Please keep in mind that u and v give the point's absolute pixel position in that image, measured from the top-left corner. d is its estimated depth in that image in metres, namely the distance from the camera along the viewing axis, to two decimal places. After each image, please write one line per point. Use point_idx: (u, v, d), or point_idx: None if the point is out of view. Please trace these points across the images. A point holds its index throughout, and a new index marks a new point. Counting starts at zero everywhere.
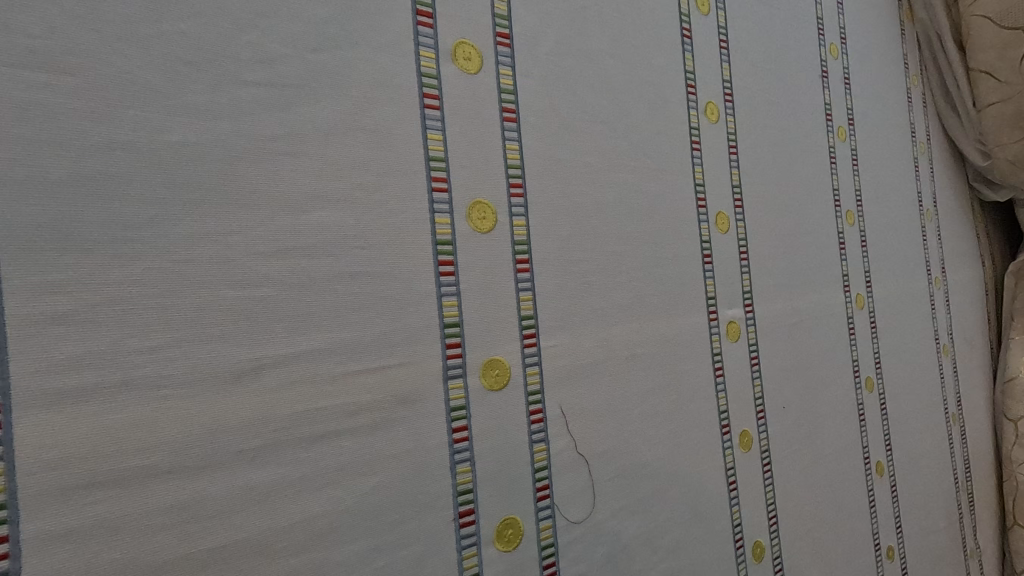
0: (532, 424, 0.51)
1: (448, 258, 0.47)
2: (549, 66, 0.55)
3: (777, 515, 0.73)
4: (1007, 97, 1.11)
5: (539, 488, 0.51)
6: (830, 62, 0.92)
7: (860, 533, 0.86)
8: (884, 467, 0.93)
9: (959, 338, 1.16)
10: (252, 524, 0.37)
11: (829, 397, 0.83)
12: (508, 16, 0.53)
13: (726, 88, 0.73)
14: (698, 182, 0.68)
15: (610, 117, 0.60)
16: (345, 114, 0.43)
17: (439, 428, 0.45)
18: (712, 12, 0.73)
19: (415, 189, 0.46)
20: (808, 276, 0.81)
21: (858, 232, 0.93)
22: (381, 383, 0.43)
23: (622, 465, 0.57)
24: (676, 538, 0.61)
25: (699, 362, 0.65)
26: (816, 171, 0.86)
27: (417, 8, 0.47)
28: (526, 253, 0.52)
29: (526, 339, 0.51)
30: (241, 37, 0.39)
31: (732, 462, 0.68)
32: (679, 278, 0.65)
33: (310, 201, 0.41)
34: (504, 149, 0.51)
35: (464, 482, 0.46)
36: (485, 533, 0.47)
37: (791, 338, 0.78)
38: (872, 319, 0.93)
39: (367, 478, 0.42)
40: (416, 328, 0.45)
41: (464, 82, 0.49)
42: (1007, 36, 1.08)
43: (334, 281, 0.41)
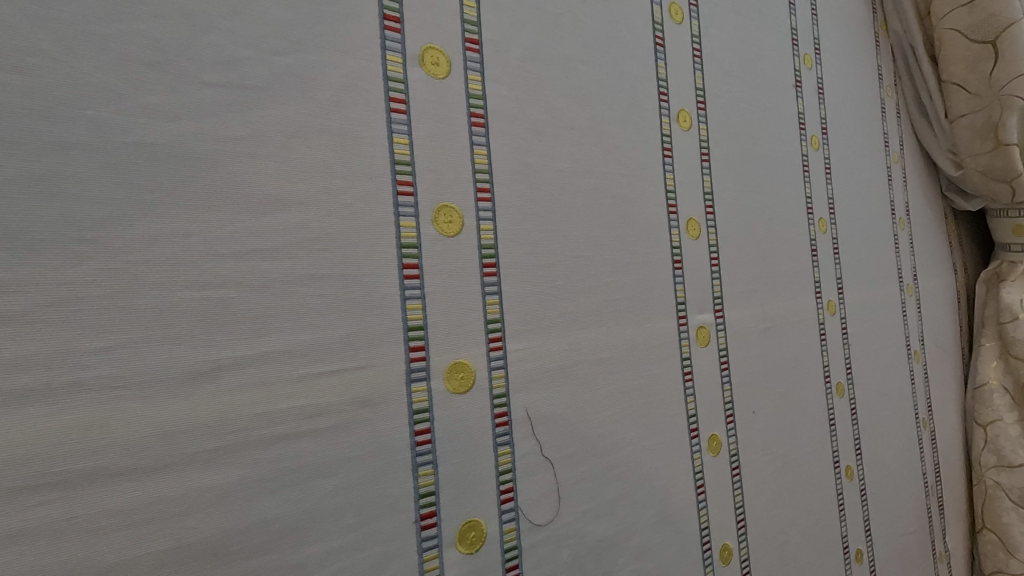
0: (496, 427, 0.51)
1: (413, 261, 0.47)
2: (519, 72, 0.56)
3: (745, 518, 0.74)
4: (978, 109, 1.13)
5: (503, 491, 0.51)
6: (804, 72, 0.94)
7: (829, 536, 0.87)
8: (854, 471, 0.94)
9: (930, 345, 1.18)
10: (206, 527, 0.37)
11: (799, 401, 0.84)
12: (477, 22, 0.53)
13: (699, 96, 0.74)
14: (669, 189, 0.69)
15: (580, 123, 0.61)
16: (309, 117, 0.43)
17: (401, 430, 0.45)
18: (685, 21, 0.74)
19: (381, 192, 0.46)
20: (779, 282, 0.83)
21: (831, 239, 0.95)
22: (342, 386, 0.43)
23: (589, 468, 0.58)
24: (642, 541, 0.62)
25: (667, 366, 0.66)
26: (789, 179, 0.87)
27: (384, 13, 0.47)
28: (493, 257, 0.52)
29: (491, 342, 0.51)
30: (201, 38, 0.39)
31: (700, 466, 0.69)
32: (649, 283, 0.65)
33: (273, 203, 0.41)
34: (472, 153, 0.52)
35: (426, 485, 0.47)
36: (447, 535, 0.47)
37: (761, 343, 0.79)
38: (844, 325, 0.95)
39: (327, 480, 0.42)
40: (379, 331, 0.45)
41: (432, 86, 0.49)
42: (978, 50, 1.10)
43: (296, 284, 0.42)
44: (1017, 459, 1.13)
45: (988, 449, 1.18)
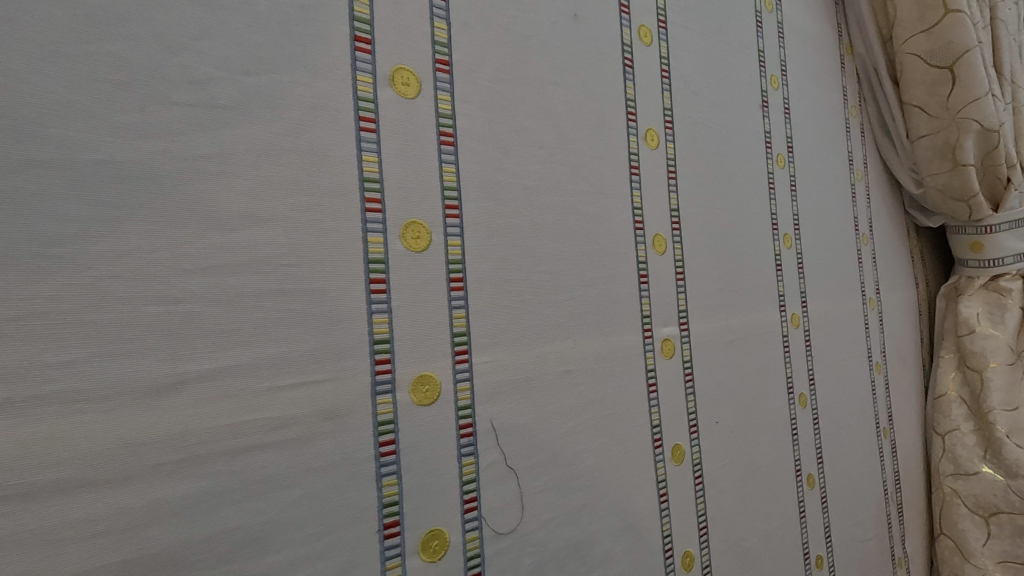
0: (461, 438, 0.52)
1: (380, 276, 0.48)
2: (488, 92, 0.57)
3: (707, 526, 0.76)
4: (937, 131, 1.18)
5: (466, 500, 0.52)
6: (770, 92, 0.97)
7: (790, 542, 0.90)
8: (815, 479, 0.97)
9: (891, 356, 1.22)
10: (168, 537, 0.38)
11: (762, 412, 0.86)
12: (447, 44, 0.55)
13: (666, 116, 0.77)
14: (636, 206, 0.71)
15: (549, 141, 0.63)
16: (279, 136, 0.44)
17: (365, 441, 0.47)
18: (654, 43, 0.76)
19: (349, 209, 0.47)
20: (744, 296, 0.85)
21: (795, 254, 0.98)
22: (307, 398, 0.44)
23: (553, 477, 0.59)
24: (605, 548, 0.63)
25: (632, 378, 0.68)
26: (754, 196, 0.90)
27: (355, 34, 0.49)
28: (460, 271, 0.54)
29: (458, 355, 0.53)
30: (171, 59, 0.40)
31: (663, 474, 0.71)
32: (615, 297, 0.67)
33: (240, 219, 0.42)
34: (441, 171, 0.53)
35: (390, 494, 0.48)
36: (410, 544, 0.49)
37: (725, 355, 0.81)
38: (807, 337, 0.98)
39: (291, 491, 0.43)
40: (345, 344, 0.46)
41: (402, 107, 0.51)
42: (936, 74, 1.15)
43: (262, 298, 0.43)
44: (974, 467, 1.17)
45: (946, 457, 1.22)
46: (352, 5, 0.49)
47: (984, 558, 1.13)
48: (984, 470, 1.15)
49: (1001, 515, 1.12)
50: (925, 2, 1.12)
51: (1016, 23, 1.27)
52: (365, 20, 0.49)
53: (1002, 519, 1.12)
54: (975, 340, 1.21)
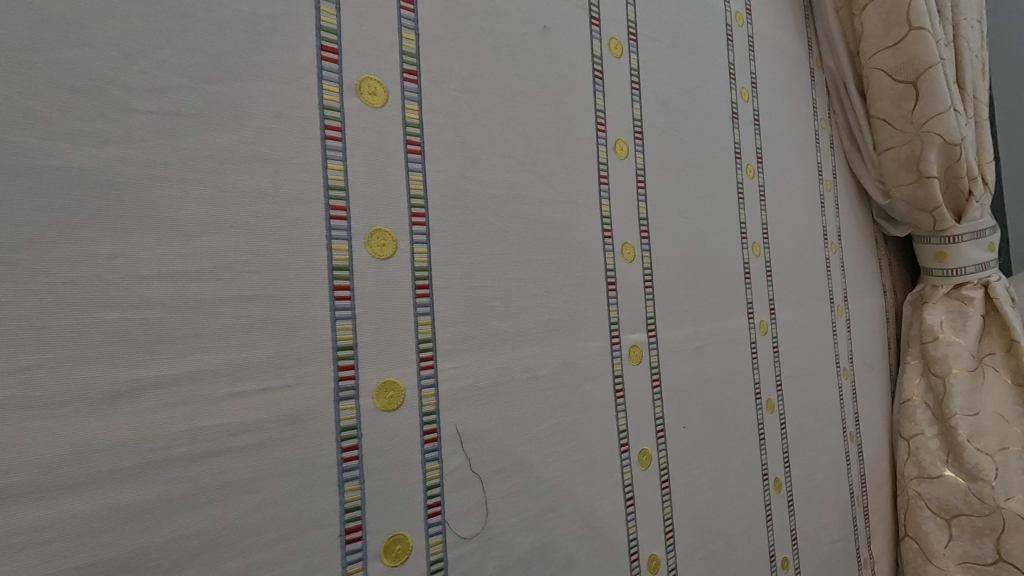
0: (425, 443, 0.53)
1: (344, 282, 0.49)
2: (456, 102, 0.58)
3: (673, 529, 0.78)
4: (902, 143, 1.21)
5: (430, 504, 0.53)
6: (740, 104, 0.99)
7: (756, 545, 0.91)
8: (782, 482, 0.99)
9: (859, 362, 1.25)
10: (123, 543, 0.38)
11: (729, 417, 0.88)
12: (416, 54, 0.55)
13: (636, 126, 0.78)
14: (605, 214, 0.72)
15: (518, 151, 0.64)
16: (243, 143, 0.45)
17: (327, 446, 0.47)
18: (624, 54, 0.78)
19: (314, 216, 0.48)
20: (711, 303, 0.87)
21: (764, 263, 1.00)
22: (268, 404, 0.44)
23: (518, 482, 0.60)
24: (569, 552, 0.64)
25: (599, 383, 0.69)
26: (722, 205, 0.92)
27: (322, 43, 0.49)
28: (426, 278, 0.54)
29: (422, 361, 0.53)
30: (133, 67, 0.40)
31: (630, 479, 0.72)
32: (583, 304, 0.69)
33: (202, 226, 0.42)
34: (408, 179, 0.54)
35: (352, 499, 0.48)
36: (371, 548, 0.49)
37: (692, 361, 0.83)
38: (775, 343, 1.00)
39: (250, 496, 0.43)
40: (308, 350, 0.46)
41: (368, 115, 0.51)
42: (901, 89, 1.18)
43: (223, 304, 0.43)
44: (937, 471, 1.20)
45: (911, 461, 1.25)
46: (319, 15, 0.49)
47: (946, 559, 1.16)
48: (946, 473, 1.19)
49: (962, 517, 1.15)
50: (890, 19, 1.15)
51: (978, 40, 1.31)
52: (332, 29, 0.50)
53: (963, 521, 1.15)
54: (938, 347, 1.25)
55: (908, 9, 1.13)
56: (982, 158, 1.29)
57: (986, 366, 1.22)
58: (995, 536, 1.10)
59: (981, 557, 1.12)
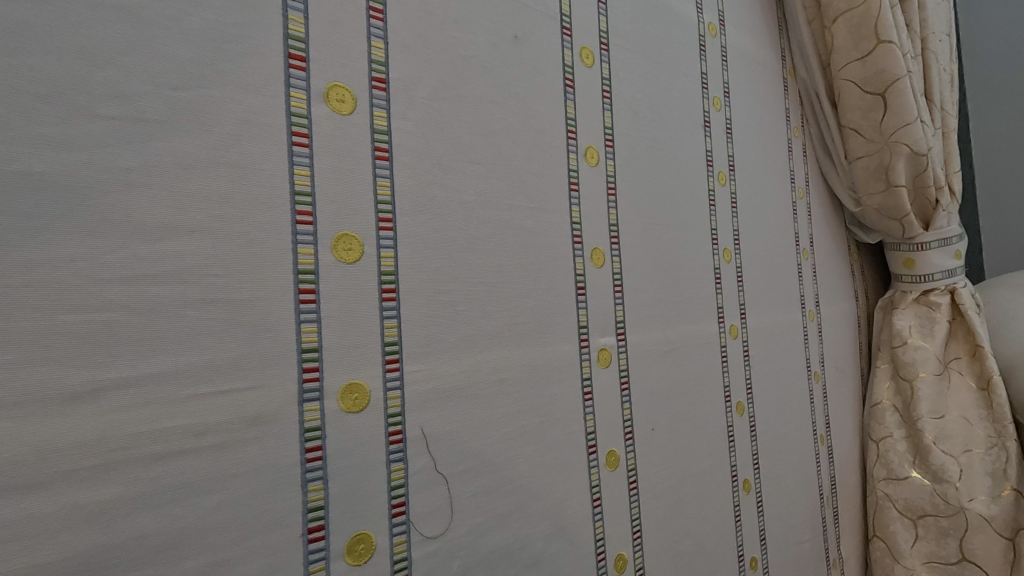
0: (390, 444, 0.54)
1: (310, 286, 0.50)
2: (425, 110, 0.59)
3: (641, 529, 0.79)
4: (872, 153, 1.25)
5: (394, 504, 0.54)
6: (713, 113, 1.02)
7: (724, 545, 0.93)
8: (751, 484, 1.01)
9: (829, 365, 1.27)
10: (82, 542, 0.39)
11: (697, 419, 0.90)
12: (384, 62, 0.56)
13: (607, 134, 0.80)
14: (575, 221, 0.74)
15: (487, 158, 0.65)
16: (209, 148, 0.45)
17: (290, 447, 0.48)
18: (596, 64, 0.79)
19: (279, 221, 0.48)
20: (681, 308, 0.89)
21: (734, 268, 1.02)
22: (230, 405, 0.45)
23: (483, 482, 0.61)
24: (535, 551, 0.66)
25: (567, 386, 0.71)
26: (693, 211, 0.94)
27: (289, 51, 0.50)
28: (393, 282, 0.56)
29: (388, 364, 0.54)
30: (96, 73, 0.41)
31: (597, 480, 0.73)
32: (551, 308, 0.70)
33: (165, 230, 0.43)
34: (375, 185, 0.55)
35: (315, 499, 0.49)
36: (334, 548, 0.50)
37: (662, 365, 0.85)
38: (745, 347, 1.03)
39: (211, 496, 0.44)
40: (272, 353, 0.47)
41: (336, 122, 0.52)
42: (870, 99, 1.21)
43: (186, 307, 0.44)
44: (904, 472, 1.23)
45: (880, 462, 1.28)
46: (287, 23, 0.50)
47: (912, 559, 1.19)
48: (913, 475, 1.22)
49: (927, 517, 1.18)
50: (859, 32, 1.18)
51: (945, 53, 1.35)
52: (300, 38, 0.51)
53: (928, 521, 1.18)
54: (907, 351, 1.28)
55: (876, 23, 1.16)
56: (949, 167, 1.33)
57: (952, 370, 1.25)
58: (959, 535, 1.13)
59: (945, 556, 1.15)
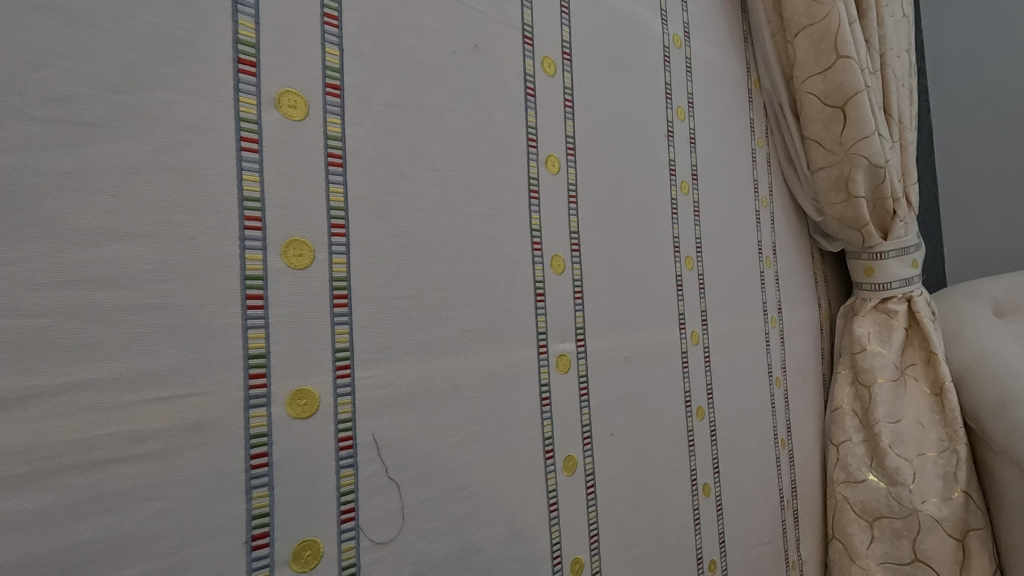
0: (340, 450, 0.54)
1: (257, 291, 0.50)
2: (381, 117, 0.60)
3: (598, 533, 0.80)
4: (833, 164, 1.28)
5: (343, 510, 0.54)
6: (676, 123, 1.04)
7: (683, 547, 0.95)
8: (711, 487, 1.03)
9: (792, 371, 1.30)
10: (7, 553, 0.38)
11: (657, 423, 0.92)
12: (339, 69, 0.57)
13: (569, 143, 0.81)
14: (534, 228, 0.75)
15: (444, 165, 0.65)
16: (152, 153, 0.45)
17: (234, 453, 0.48)
18: (558, 73, 0.81)
19: (225, 227, 0.48)
20: (642, 314, 0.91)
21: (696, 275, 1.04)
22: (171, 411, 0.45)
23: (436, 488, 0.62)
24: (488, 555, 0.66)
25: (524, 392, 0.71)
26: (655, 219, 0.96)
27: (239, 56, 0.50)
28: (345, 288, 0.56)
29: (339, 370, 0.55)
30: (33, 76, 0.40)
31: (553, 485, 0.74)
32: (509, 315, 0.71)
33: (105, 234, 0.43)
34: (328, 191, 0.55)
35: (260, 506, 0.49)
36: (279, 555, 0.50)
37: (621, 370, 0.86)
38: (707, 353, 1.04)
39: (149, 504, 0.44)
40: (217, 359, 0.47)
41: (288, 129, 0.53)
42: (831, 113, 1.25)
43: (125, 313, 0.43)
44: (861, 475, 1.26)
45: (839, 466, 1.31)
46: (237, 28, 0.50)
47: (868, 559, 1.22)
48: (870, 478, 1.25)
49: (883, 519, 1.21)
50: (820, 47, 1.22)
51: (904, 69, 1.40)
52: (250, 43, 0.51)
53: (883, 523, 1.21)
54: (865, 357, 1.32)
55: (836, 38, 1.20)
56: (907, 179, 1.38)
57: (908, 376, 1.29)
58: (912, 536, 1.17)
59: (899, 557, 1.18)
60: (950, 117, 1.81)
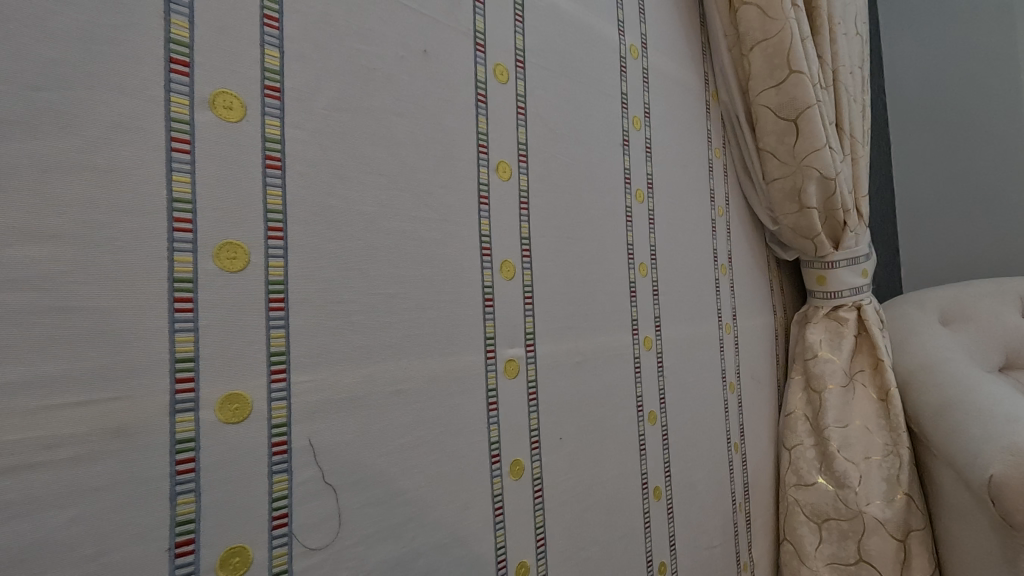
0: (273, 455, 0.54)
1: (187, 294, 0.49)
2: (324, 120, 0.60)
3: (545, 537, 0.81)
4: (786, 175, 1.32)
5: (275, 516, 0.54)
6: (632, 133, 1.05)
7: (632, 550, 0.96)
8: (662, 491, 1.04)
9: (746, 376, 1.33)
10: None
11: (607, 427, 0.93)
12: (279, 71, 0.56)
13: (521, 150, 0.82)
14: (484, 233, 0.75)
15: (390, 169, 0.65)
16: (73, 152, 0.44)
17: (158, 459, 0.47)
18: (511, 81, 0.81)
19: (152, 228, 0.48)
20: (593, 320, 0.92)
21: (650, 282, 1.06)
22: (90, 416, 0.44)
23: (376, 493, 0.61)
24: (429, 561, 0.66)
25: (471, 397, 0.72)
26: (608, 226, 0.97)
27: (170, 56, 0.49)
28: (282, 292, 0.55)
29: (274, 374, 0.54)
30: None
31: (499, 489, 0.74)
32: (456, 320, 0.71)
33: (19, 235, 0.42)
34: (265, 194, 0.55)
35: (185, 512, 0.48)
36: (205, 562, 0.49)
37: (572, 375, 0.87)
38: (660, 358, 1.06)
39: (62, 512, 0.43)
40: (141, 362, 0.46)
41: (222, 130, 0.52)
42: (784, 125, 1.28)
43: (40, 316, 0.42)
44: (812, 478, 1.30)
45: (791, 469, 1.34)
46: (169, 27, 0.49)
47: (817, 560, 1.25)
48: (819, 481, 1.28)
49: (831, 521, 1.25)
50: (774, 61, 1.25)
51: (856, 85, 1.45)
52: (183, 42, 0.50)
53: (831, 524, 1.24)
54: (817, 363, 1.36)
55: (788, 54, 1.23)
56: (858, 192, 1.43)
57: (857, 382, 1.33)
58: (857, 537, 1.21)
59: (845, 558, 1.22)
60: (907, 132, 1.88)
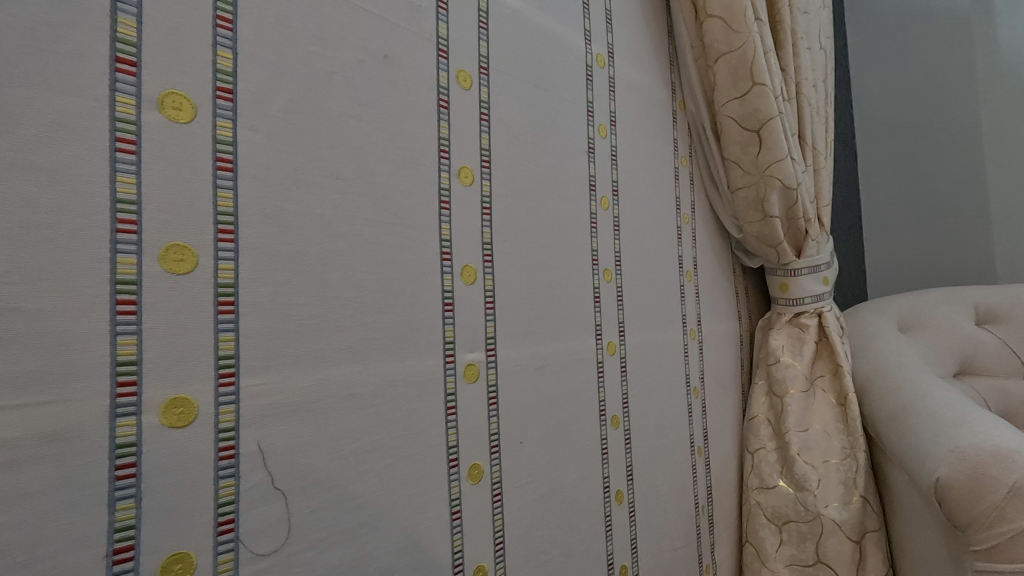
0: (220, 460, 0.53)
1: (130, 296, 0.48)
2: (278, 123, 0.59)
3: (503, 541, 0.81)
4: (749, 185, 1.34)
5: (222, 522, 0.53)
6: (598, 140, 1.07)
7: (593, 553, 0.97)
8: (624, 494, 1.05)
9: (710, 381, 1.35)
10: None
11: (568, 431, 0.94)
12: (232, 72, 0.56)
13: (483, 156, 0.82)
14: (444, 238, 0.76)
15: (347, 173, 0.65)
16: (11, 151, 0.43)
17: (95, 463, 0.46)
18: (474, 87, 0.82)
19: (94, 229, 0.47)
20: (555, 325, 0.93)
21: (615, 287, 1.07)
22: (25, 420, 0.43)
23: (328, 498, 0.61)
24: (383, 566, 0.66)
25: (428, 401, 0.72)
26: (571, 232, 0.98)
27: (117, 55, 0.49)
28: (231, 295, 0.55)
29: (221, 378, 0.53)
30: None
31: (456, 493, 0.74)
32: (414, 324, 0.71)
33: None
34: (215, 196, 0.54)
35: (124, 518, 0.47)
36: (145, 569, 0.48)
37: (533, 380, 0.87)
38: (623, 363, 1.08)
39: None
40: (79, 365, 0.46)
41: (170, 131, 0.52)
42: (747, 136, 1.31)
43: None
44: (773, 481, 1.32)
45: (753, 473, 1.37)
46: (115, 26, 0.49)
47: (776, 561, 1.28)
48: (780, 484, 1.31)
49: (790, 523, 1.27)
50: (737, 73, 1.28)
51: (818, 97, 1.49)
52: (130, 41, 0.50)
53: (791, 527, 1.27)
54: (779, 368, 1.39)
55: (751, 66, 1.26)
56: (819, 202, 1.47)
57: (817, 387, 1.37)
58: (815, 539, 1.24)
59: (803, 559, 1.25)
60: (871, 143, 1.94)
